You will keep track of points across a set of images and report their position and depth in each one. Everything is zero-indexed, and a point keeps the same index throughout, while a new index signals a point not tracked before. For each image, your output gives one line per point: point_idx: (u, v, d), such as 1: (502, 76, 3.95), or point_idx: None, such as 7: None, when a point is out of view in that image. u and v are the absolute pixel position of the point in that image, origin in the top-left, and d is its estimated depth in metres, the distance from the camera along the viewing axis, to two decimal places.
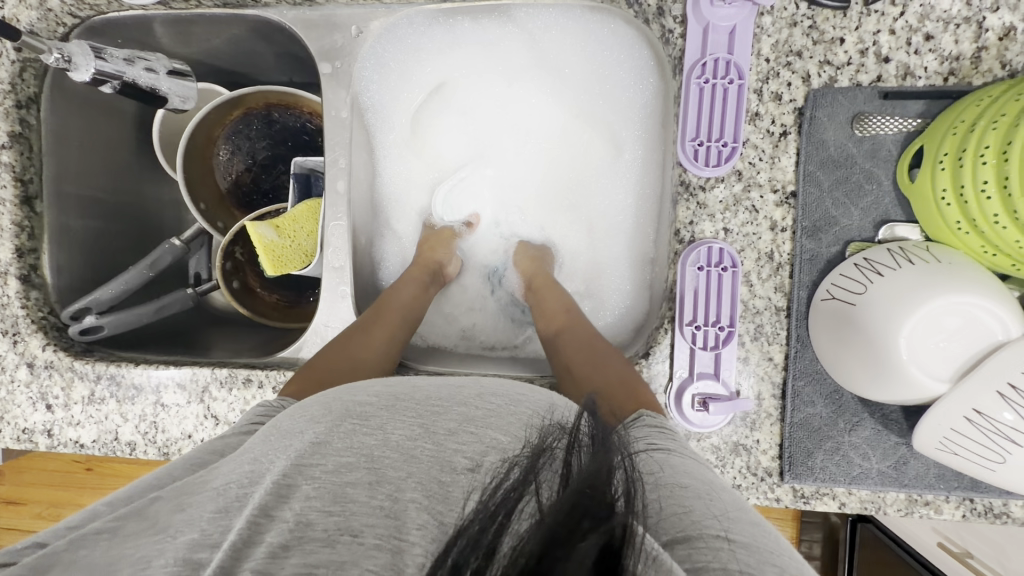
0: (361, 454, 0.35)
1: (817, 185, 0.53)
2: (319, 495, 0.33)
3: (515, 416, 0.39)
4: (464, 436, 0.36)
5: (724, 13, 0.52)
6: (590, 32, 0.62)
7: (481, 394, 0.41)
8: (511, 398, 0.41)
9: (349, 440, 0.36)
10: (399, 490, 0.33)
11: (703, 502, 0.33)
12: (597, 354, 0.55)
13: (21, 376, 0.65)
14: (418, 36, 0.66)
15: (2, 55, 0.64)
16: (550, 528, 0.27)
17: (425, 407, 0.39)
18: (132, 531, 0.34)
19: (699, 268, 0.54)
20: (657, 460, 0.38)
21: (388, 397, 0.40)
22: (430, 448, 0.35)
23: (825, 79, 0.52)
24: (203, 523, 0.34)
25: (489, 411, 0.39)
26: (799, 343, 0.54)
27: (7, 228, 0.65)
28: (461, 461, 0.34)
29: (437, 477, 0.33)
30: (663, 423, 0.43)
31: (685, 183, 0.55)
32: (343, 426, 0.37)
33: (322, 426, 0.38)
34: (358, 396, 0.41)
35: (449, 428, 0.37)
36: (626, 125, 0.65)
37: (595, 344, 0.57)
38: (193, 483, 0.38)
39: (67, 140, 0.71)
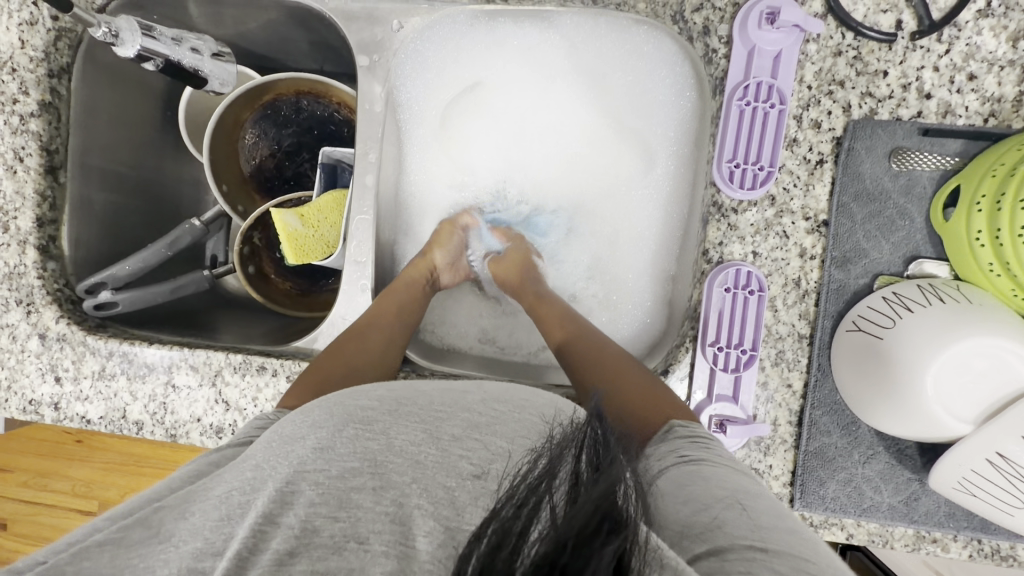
0: (366, 459, 0.33)
1: (850, 216, 0.53)
2: (326, 501, 0.32)
3: (523, 420, 0.38)
4: (471, 442, 0.35)
5: (772, 37, 0.52)
6: (635, 44, 0.61)
7: (485, 400, 0.40)
8: (515, 405, 0.40)
9: (352, 444, 0.34)
10: (404, 494, 0.31)
11: (729, 509, 0.34)
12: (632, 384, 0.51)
13: (32, 347, 0.65)
14: (457, 34, 0.65)
15: (38, 23, 0.63)
16: (574, 525, 0.27)
17: (429, 413, 0.37)
18: (134, 541, 0.34)
19: (726, 289, 0.54)
20: (684, 472, 0.39)
21: (392, 402, 0.39)
22: (435, 454, 0.33)
23: (865, 111, 0.53)
24: (208, 532, 0.33)
25: (494, 417, 0.38)
26: (819, 372, 0.54)
27: (29, 196, 0.64)
28: (467, 466, 0.33)
29: (443, 483, 0.32)
30: (694, 433, 0.44)
31: (717, 204, 0.55)
32: (347, 431, 0.35)
33: (324, 432, 0.36)
34: (360, 399, 0.40)
35: (455, 434, 0.35)
36: (660, 140, 0.64)
37: (617, 361, 0.54)
38: (197, 493, 0.37)
39: (97, 113, 0.71)
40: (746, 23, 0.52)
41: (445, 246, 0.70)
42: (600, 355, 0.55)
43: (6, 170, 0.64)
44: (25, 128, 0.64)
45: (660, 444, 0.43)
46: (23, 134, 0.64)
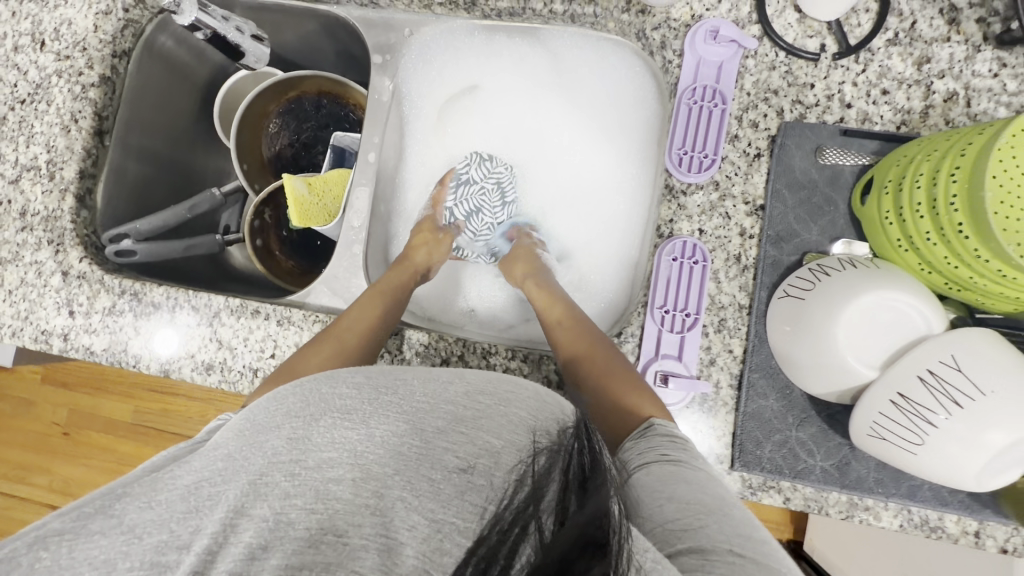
0: (343, 449, 0.35)
1: (782, 201, 0.60)
2: (301, 493, 0.34)
3: (508, 416, 0.38)
4: (454, 436, 0.36)
5: (715, 50, 0.62)
6: (608, 58, 0.71)
7: (469, 392, 0.39)
8: (500, 398, 0.40)
9: (328, 434, 0.35)
10: (385, 486, 0.33)
11: (708, 514, 0.37)
12: (604, 371, 0.56)
13: (54, 282, 0.72)
14: (458, 42, 0.75)
15: (112, 12, 0.75)
16: (558, 553, 0.30)
17: (411, 403, 0.38)
18: (96, 530, 0.34)
19: (674, 259, 0.61)
20: (665, 471, 0.42)
21: (370, 391, 0.39)
22: (418, 445, 0.35)
23: (796, 115, 0.62)
24: (173, 525, 0.34)
25: (479, 411, 0.38)
26: (757, 339, 0.59)
27: (76, 152, 0.74)
28: (453, 460, 0.34)
29: (428, 475, 0.33)
30: (674, 433, 0.47)
31: (670, 187, 0.63)
32: (324, 421, 0.37)
33: (298, 423, 0.37)
34: (339, 388, 0.40)
35: (439, 427, 0.36)
36: (629, 139, 0.74)
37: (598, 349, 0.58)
38: (164, 480, 0.37)
39: (145, 93, 0.82)
40: (694, 39, 0.62)
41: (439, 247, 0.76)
42: (609, 369, 0.56)
43: (61, 129, 0.74)
44: (85, 96, 0.74)
45: (643, 439, 0.46)
46: (81, 100, 0.74)
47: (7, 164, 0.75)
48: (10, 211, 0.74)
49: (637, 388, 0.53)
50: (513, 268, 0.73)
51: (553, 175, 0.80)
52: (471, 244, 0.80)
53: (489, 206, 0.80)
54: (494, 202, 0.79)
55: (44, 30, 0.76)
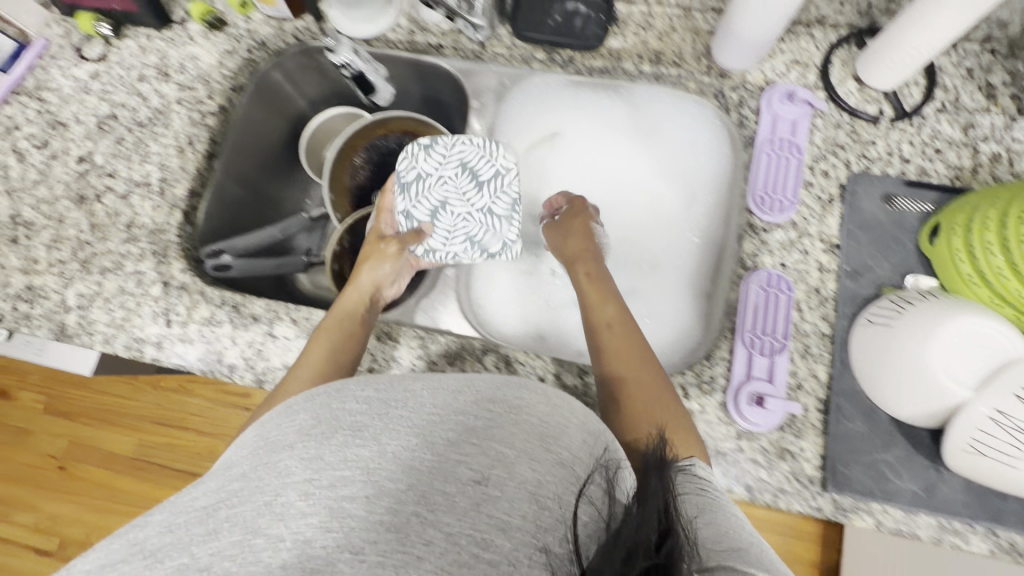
0: (359, 468, 0.40)
1: (856, 240, 0.67)
2: (317, 511, 0.38)
3: (520, 424, 0.45)
4: (468, 448, 0.42)
5: (790, 108, 0.71)
6: (687, 115, 0.79)
7: (472, 399, 0.47)
8: (511, 406, 0.46)
9: (343, 453, 0.41)
10: (400, 502, 0.38)
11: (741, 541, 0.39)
12: (643, 387, 0.60)
13: (154, 291, 0.74)
14: (547, 94, 0.84)
15: (237, 52, 0.83)
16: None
17: (386, 409, 0.45)
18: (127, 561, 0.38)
19: (762, 288, 0.66)
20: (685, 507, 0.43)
21: (379, 405, 0.46)
22: (431, 459, 0.41)
23: (861, 167, 0.70)
24: (195, 549, 0.37)
25: (488, 422, 0.45)
26: (841, 365, 0.64)
27: (190, 171, 0.79)
28: (467, 472, 0.40)
29: (445, 488, 0.39)
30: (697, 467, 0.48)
31: (752, 225, 0.69)
32: (336, 439, 0.42)
33: (313, 442, 0.42)
34: (347, 404, 0.46)
35: (450, 439, 0.43)
36: (700, 187, 0.80)
37: (629, 356, 0.63)
38: (180, 506, 0.41)
39: (251, 126, 0.87)
40: (771, 99, 0.72)
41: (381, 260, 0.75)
42: (645, 387, 0.59)
43: (178, 151, 0.79)
44: (203, 122, 0.81)
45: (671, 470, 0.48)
46: (200, 126, 0.81)
47: (119, 180, 0.79)
48: (117, 223, 0.77)
49: (665, 406, 0.58)
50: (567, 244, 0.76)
51: (626, 215, 0.84)
52: (443, 246, 0.77)
53: (455, 194, 0.78)
54: (461, 187, 0.78)
55: (171, 64, 0.83)
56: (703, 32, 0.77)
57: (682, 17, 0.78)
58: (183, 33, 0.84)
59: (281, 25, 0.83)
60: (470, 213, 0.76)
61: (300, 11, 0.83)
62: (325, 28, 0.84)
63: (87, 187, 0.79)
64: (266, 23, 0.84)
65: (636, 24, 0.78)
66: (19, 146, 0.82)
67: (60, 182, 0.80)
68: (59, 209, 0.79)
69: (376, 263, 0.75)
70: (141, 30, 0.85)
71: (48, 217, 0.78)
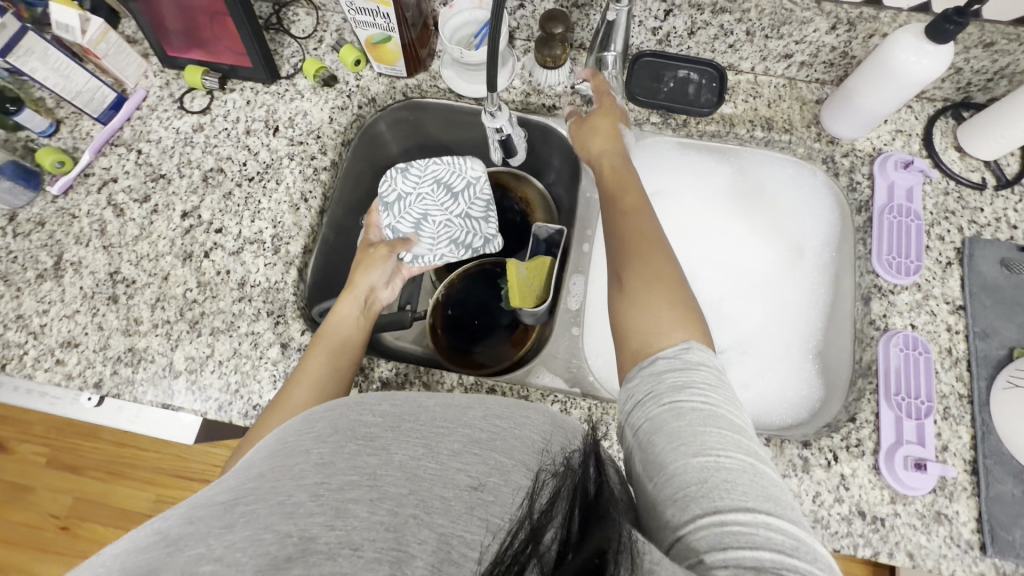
0: (365, 474, 0.40)
1: (981, 303, 0.70)
2: (323, 511, 0.37)
3: (525, 438, 0.44)
4: (469, 457, 0.42)
5: (905, 176, 0.75)
6: (793, 178, 0.84)
7: (487, 416, 0.46)
8: (517, 421, 0.46)
9: (352, 459, 0.41)
10: (400, 505, 0.38)
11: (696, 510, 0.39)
12: (641, 242, 0.60)
13: (272, 354, 0.70)
14: (655, 153, 0.87)
15: (349, 108, 0.83)
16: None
17: (432, 429, 0.44)
18: (148, 546, 0.36)
19: (902, 350, 0.68)
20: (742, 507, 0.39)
21: (394, 417, 0.45)
22: (434, 466, 0.41)
23: (973, 232, 0.74)
24: (211, 539, 0.36)
25: (494, 433, 0.44)
26: (984, 427, 0.65)
27: (304, 228, 0.77)
28: (466, 479, 0.40)
29: (440, 493, 0.39)
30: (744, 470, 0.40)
31: (879, 286, 0.72)
32: (348, 447, 0.42)
33: (329, 445, 0.42)
34: (365, 416, 0.45)
35: (454, 449, 0.42)
36: (808, 246, 0.84)
37: (668, 308, 0.54)
38: (201, 499, 0.40)
39: (349, 179, 0.87)
40: (884, 167, 0.76)
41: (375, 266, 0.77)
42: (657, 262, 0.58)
43: (291, 207, 0.77)
44: (316, 178, 0.79)
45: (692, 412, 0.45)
46: (313, 182, 0.79)
47: (229, 237, 0.76)
48: (228, 281, 0.74)
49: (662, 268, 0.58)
50: (594, 141, 0.74)
51: (733, 270, 0.87)
52: (431, 251, 0.84)
53: (435, 207, 0.86)
54: (440, 200, 0.86)
55: (279, 118, 0.82)
56: (809, 101, 0.81)
57: (788, 86, 0.82)
58: (291, 88, 0.84)
59: (393, 83, 0.84)
60: (452, 222, 0.86)
61: (415, 70, 0.83)
62: (437, 87, 0.84)
63: (194, 243, 0.76)
64: (377, 80, 0.84)
65: (744, 92, 0.82)
66: (116, 199, 0.79)
67: (163, 237, 0.76)
68: (163, 265, 0.75)
69: (367, 270, 0.76)
70: (247, 83, 0.84)
71: (150, 274, 0.75)
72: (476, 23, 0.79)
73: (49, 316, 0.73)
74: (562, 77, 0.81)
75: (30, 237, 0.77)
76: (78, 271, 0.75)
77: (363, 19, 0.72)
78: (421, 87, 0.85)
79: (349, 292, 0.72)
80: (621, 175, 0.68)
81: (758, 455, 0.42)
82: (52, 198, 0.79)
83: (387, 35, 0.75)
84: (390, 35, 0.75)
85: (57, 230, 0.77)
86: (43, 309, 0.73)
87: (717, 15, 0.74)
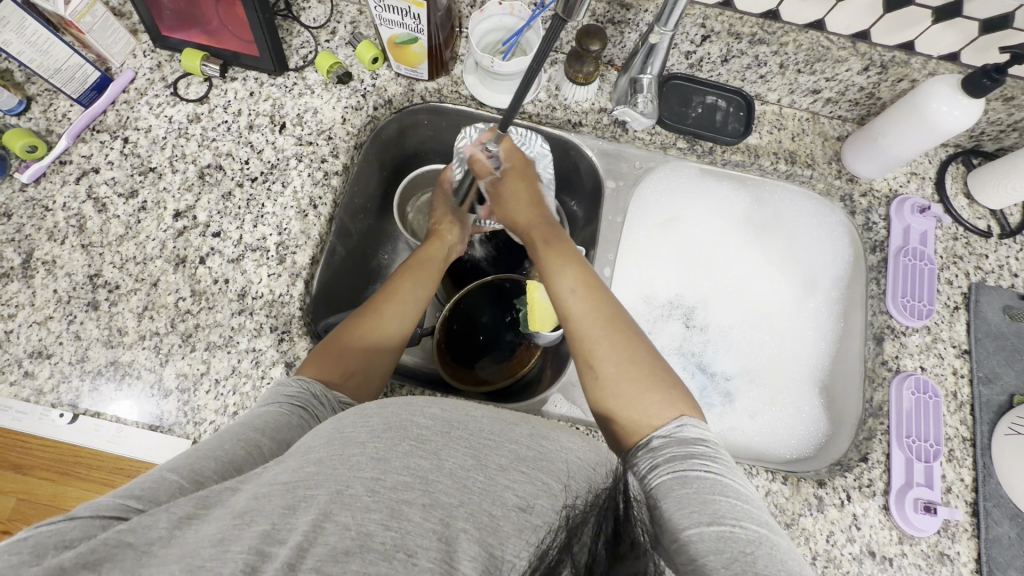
0: (418, 476, 0.37)
1: (985, 348, 0.73)
2: (380, 509, 0.35)
3: (566, 466, 0.42)
4: (517, 474, 0.39)
5: (920, 220, 0.77)
6: (808, 214, 0.85)
7: (534, 434, 0.43)
8: (563, 446, 0.43)
9: (406, 459, 0.38)
10: (451, 516, 0.36)
11: (701, 548, 0.38)
12: (600, 310, 0.61)
13: (275, 374, 0.65)
14: (676, 177, 0.86)
15: (364, 109, 0.77)
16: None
17: (478, 440, 0.41)
18: (216, 515, 0.35)
19: (914, 393, 0.69)
20: (735, 536, 0.39)
21: (445, 422, 0.42)
22: (483, 480, 0.38)
23: (979, 278, 0.76)
24: (277, 518, 0.34)
25: (540, 453, 0.42)
26: (985, 470, 0.67)
27: (314, 237, 0.71)
28: (514, 498, 0.38)
29: (489, 511, 0.37)
30: (728, 495, 0.42)
31: (891, 327, 0.74)
32: (401, 446, 0.39)
33: (381, 442, 0.38)
34: (415, 416, 0.41)
35: (501, 463, 0.40)
36: (819, 281, 0.85)
37: (648, 397, 0.52)
38: (267, 476, 0.38)
39: (361, 183, 0.82)
40: (900, 210, 0.78)
41: (462, 214, 0.83)
42: (607, 315, 0.60)
43: (299, 213, 0.72)
44: (326, 182, 0.74)
45: (669, 452, 0.46)
46: (323, 186, 0.73)
47: (228, 242, 0.70)
48: (228, 291, 0.68)
49: (612, 321, 0.59)
50: (518, 209, 0.77)
51: (747, 301, 0.87)
52: None
53: None
54: None
55: (286, 114, 0.76)
56: (831, 138, 0.82)
57: (811, 120, 0.82)
58: (300, 82, 0.77)
59: (412, 86, 0.79)
60: None
61: (437, 73, 0.78)
62: (459, 92, 0.80)
63: (188, 247, 0.69)
64: (395, 81, 0.79)
65: (770, 123, 0.82)
66: (98, 192, 0.71)
67: (152, 239, 0.69)
68: (153, 270, 0.68)
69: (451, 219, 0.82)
70: (250, 72, 0.77)
71: (137, 279, 0.68)
72: (506, 30, 0.75)
73: (16, 322, 0.65)
74: (590, 94, 0.79)
75: None
76: (52, 271, 0.67)
77: (390, 17, 0.67)
78: (442, 93, 0.81)
79: (439, 237, 0.79)
80: (551, 245, 0.70)
81: (769, 525, 0.41)
82: (20, 186, 0.70)
83: (413, 36, 0.70)
84: (418, 37, 0.70)
85: (26, 224, 0.69)
86: (8, 314, 0.66)
87: (754, 44, 0.73)
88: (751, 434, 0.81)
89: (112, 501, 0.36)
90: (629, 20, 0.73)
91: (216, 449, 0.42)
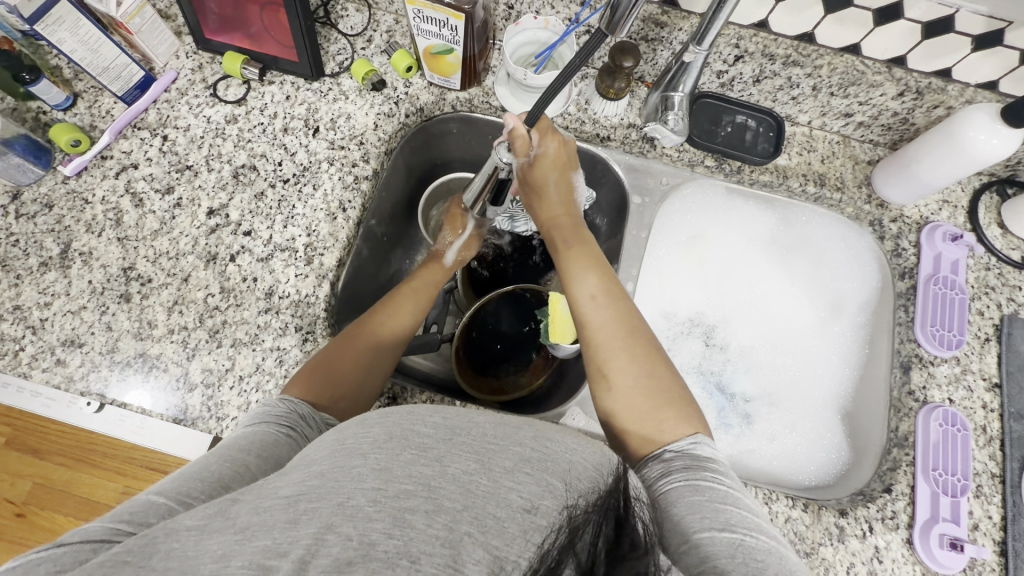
0: (420, 483, 0.37)
1: (1017, 382, 0.71)
2: (382, 518, 0.35)
3: (570, 468, 0.40)
4: (524, 476, 0.38)
5: (952, 248, 0.76)
6: (836, 237, 0.85)
7: (537, 436, 0.42)
8: (566, 449, 0.42)
9: (408, 468, 0.38)
10: (455, 520, 0.35)
11: (708, 551, 0.39)
12: (625, 323, 0.60)
13: None
14: (703, 194, 0.86)
15: (396, 116, 0.79)
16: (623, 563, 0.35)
17: (482, 444, 0.40)
18: (218, 528, 0.35)
19: (941, 425, 0.68)
20: (744, 545, 0.40)
21: (446, 431, 0.41)
22: (486, 483, 0.38)
23: (1012, 310, 0.74)
24: (276, 533, 0.34)
25: (546, 454, 0.41)
26: (1014, 509, 0.65)
27: (341, 240, 0.72)
28: (517, 500, 0.37)
29: (494, 513, 0.36)
30: (736, 505, 0.43)
31: (919, 356, 0.73)
32: (403, 455, 0.39)
33: (383, 454, 0.39)
34: (417, 426, 0.42)
35: (506, 466, 0.39)
36: (846, 306, 0.84)
37: (661, 415, 0.52)
38: (267, 489, 0.38)
39: (388, 188, 0.83)
40: (931, 237, 0.77)
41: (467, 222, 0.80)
42: (630, 329, 0.59)
43: (328, 216, 0.73)
44: (356, 187, 0.75)
45: (680, 463, 0.47)
46: (353, 191, 0.75)
47: (258, 242, 0.71)
48: (255, 289, 0.69)
49: (634, 336, 0.59)
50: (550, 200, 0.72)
51: (777, 323, 0.86)
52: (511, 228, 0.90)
53: None
54: None
55: (320, 118, 0.78)
56: (861, 161, 0.81)
57: (841, 144, 0.82)
58: (335, 87, 0.79)
59: (444, 96, 0.80)
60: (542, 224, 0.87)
61: (469, 84, 0.79)
62: (489, 104, 0.81)
63: (220, 244, 0.71)
64: (426, 90, 0.80)
65: (799, 145, 0.81)
66: (135, 187, 0.73)
67: (185, 235, 0.71)
68: (184, 266, 0.70)
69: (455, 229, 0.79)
70: (288, 77, 0.79)
71: (168, 274, 0.69)
72: (539, 44, 0.76)
73: (50, 311, 0.67)
74: (620, 109, 0.79)
75: (35, 219, 0.71)
76: (88, 263, 0.69)
77: (428, 28, 0.68)
78: (472, 103, 0.82)
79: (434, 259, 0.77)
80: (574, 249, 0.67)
81: (779, 539, 0.42)
82: (62, 178, 0.73)
83: (449, 47, 0.71)
84: (453, 48, 0.71)
85: (66, 215, 0.71)
86: (44, 302, 0.67)
87: (787, 66, 0.73)
88: (768, 458, 0.79)
89: (100, 528, 0.37)
90: (662, 38, 0.74)
91: (202, 471, 0.42)
